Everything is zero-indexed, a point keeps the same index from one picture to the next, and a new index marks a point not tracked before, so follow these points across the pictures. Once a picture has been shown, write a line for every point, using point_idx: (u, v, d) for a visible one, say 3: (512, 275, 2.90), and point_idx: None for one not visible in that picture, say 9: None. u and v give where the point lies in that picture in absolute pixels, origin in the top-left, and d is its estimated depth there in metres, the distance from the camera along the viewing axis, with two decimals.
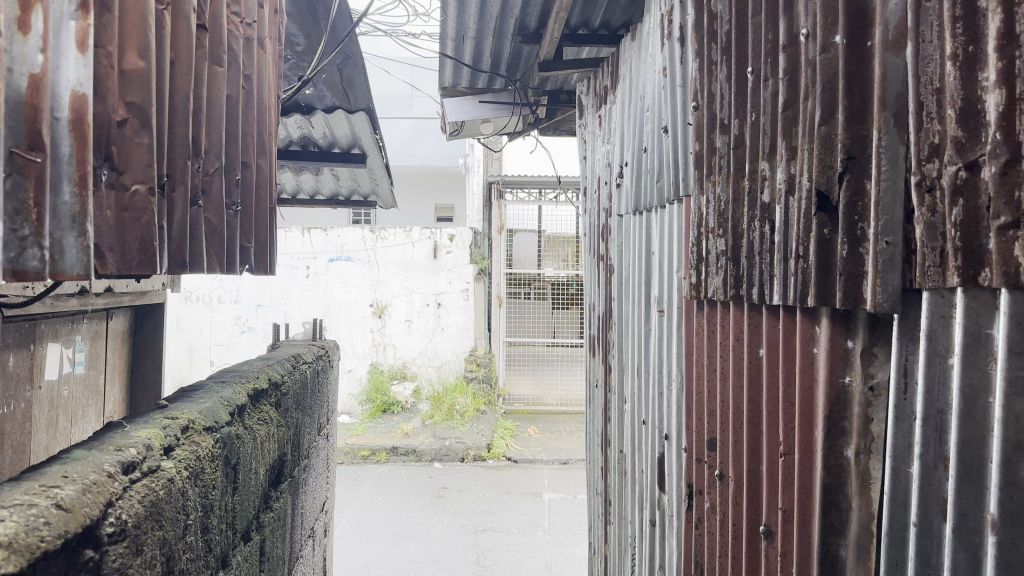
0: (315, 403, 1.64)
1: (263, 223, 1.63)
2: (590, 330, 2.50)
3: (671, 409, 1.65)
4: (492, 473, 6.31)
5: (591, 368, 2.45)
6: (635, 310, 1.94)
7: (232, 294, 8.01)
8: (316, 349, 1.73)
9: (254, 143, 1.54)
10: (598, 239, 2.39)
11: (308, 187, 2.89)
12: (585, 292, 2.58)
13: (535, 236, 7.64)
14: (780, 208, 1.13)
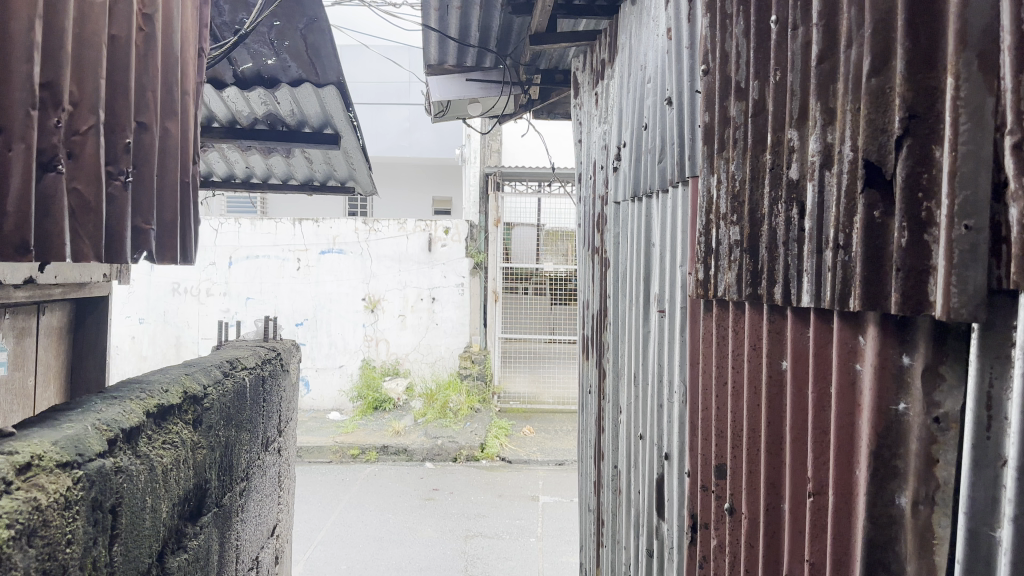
0: (257, 417, 1.41)
1: (172, 203, 1.39)
2: (584, 331, 2.27)
3: (671, 424, 1.43)
4: (485, 474, 6.09)
5: (584, 372, 2.23)
6: (631, 309, 1.72)
7: (220, 286, 7.75)
8: (263, 353, 1.50)
9: (158, 104, 1.32)
10: (593, 229, 2.16)
11: (279, 171, 2.66)
12: (579, 290, 2.35)
13: (534, 229, 7.42)
14: (812, 187, 0.90)
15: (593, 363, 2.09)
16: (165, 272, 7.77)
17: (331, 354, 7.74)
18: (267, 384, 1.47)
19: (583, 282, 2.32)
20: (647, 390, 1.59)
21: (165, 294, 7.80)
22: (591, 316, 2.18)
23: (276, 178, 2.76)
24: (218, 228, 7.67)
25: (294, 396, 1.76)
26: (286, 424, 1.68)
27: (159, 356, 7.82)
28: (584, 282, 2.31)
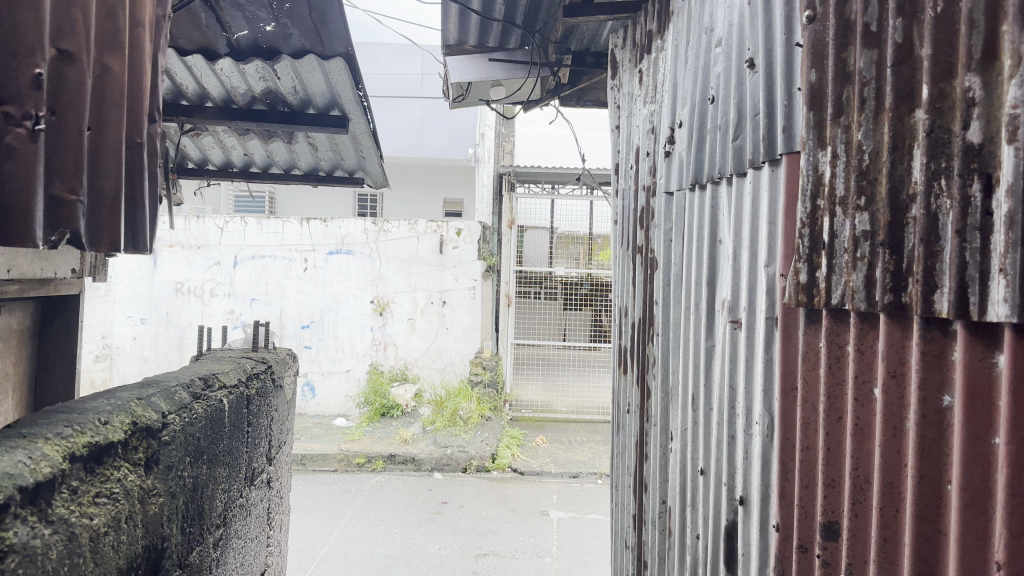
0: (239, 446, 1.15)
1: (109, 167, 1.18)
2: (621, 341, 2.01)
3: (748, 462, 1.16)
4: (496, 486, 5.82)
5: (621, 387, 1.96)
6: (687, 317, 1.45)
7: (225, 286, 7.53)
8: (248, 366, 1.24)
9: (91, 37, 1.12)
10: (633, 227, 1.90)
11: (280, 159, 2.41)
12: (614, 293, 2.09)
13: (547, 232, 7.17)
14: (1013, 155, 0.64)
15: (633, 378, 1.83)
16: (168, 271, 7.55)
17: (338, 358, 7.50)
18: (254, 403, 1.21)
19: (619, 288, 2.06)
20: (711, 418, 1.32)
21: (168, 294, 7.57)
22: (629, 326, 1.92)
23: (276, 168, 2.50)
24: (223, 227, 7.43)
25: (287, 414, 1.50)
26: (277, 447, 1.42)
27: (161, 358, 7.59)
28: (619, 287, 2.06)
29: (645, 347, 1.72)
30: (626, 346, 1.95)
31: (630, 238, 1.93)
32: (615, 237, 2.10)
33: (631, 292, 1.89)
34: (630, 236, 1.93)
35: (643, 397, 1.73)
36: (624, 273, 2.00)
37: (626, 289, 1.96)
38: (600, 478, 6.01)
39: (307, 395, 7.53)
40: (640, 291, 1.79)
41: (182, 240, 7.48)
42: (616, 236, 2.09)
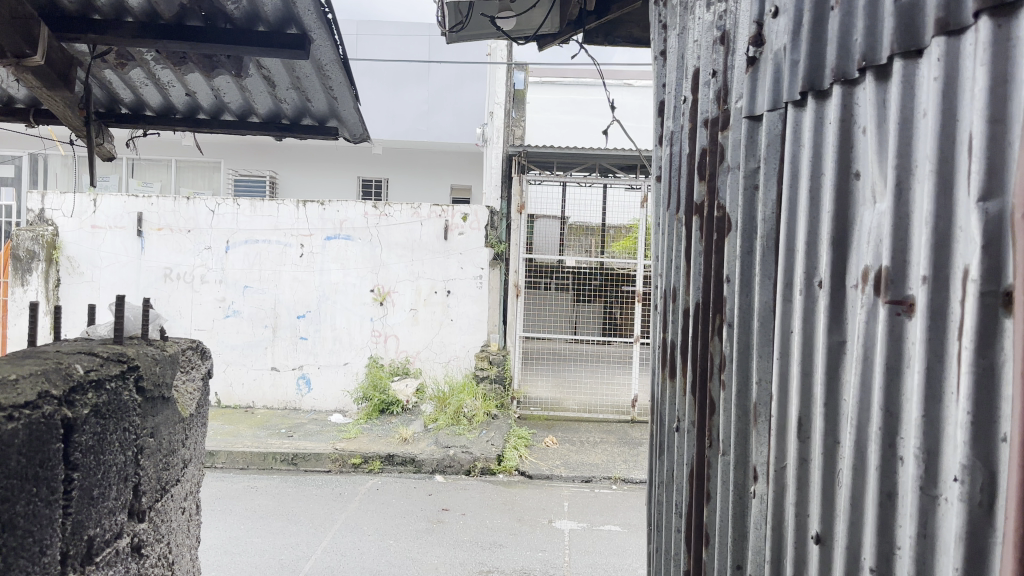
0: (28, 477, 0.95)
1: None
2: (660, 336, 1.55)
3: (934, 540, 0.67)
4: (501, 490, 5.35)
5: (661, 395, 1.50)
6: (787, 296, 0.96)
7: (216, 272, 7.06)
8: (63, 371, 1.06)
9: None
10: (682, 179, 1.42)
11: (233, 100, 1.92)
12: (650, 271, 1.61)
13: (558, 222, 6.73)
14: None
15: (683, 385, 1.36)
16: (156, 255, 7.08)
17: (335, 351, 7.02)
18: (104, 414, 1.17)
19: (659, 265, 1.58)
20: (840, 463, 0.84)
21: (156, 280, 7.10)
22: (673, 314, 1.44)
23: (230, 116, 2.03)
24: (214, 209, 6.99)
25: (168, 427, 1.49)
26: (146, 472, 1.38)
27: None
28: (659, 265, 1.58)
29: (704, 344, 1.25)
30: (666, 341, 1.49)
31: (676, 198, 1.45)
32: (655, 196, 1.61)
33: (677, 270, 1.42)
34: (676, 194, 1.45)
35: (701, 413, 1.26)
36: (668, 245, 1.50)
37: (670, 266, 1.48)
38: (614, 483, 5.54)
39: (303, 388, 7.07)
40: (694, 267, 1.32)
41: (171, 223, 7.04)
42: (657, 194, 1.60)
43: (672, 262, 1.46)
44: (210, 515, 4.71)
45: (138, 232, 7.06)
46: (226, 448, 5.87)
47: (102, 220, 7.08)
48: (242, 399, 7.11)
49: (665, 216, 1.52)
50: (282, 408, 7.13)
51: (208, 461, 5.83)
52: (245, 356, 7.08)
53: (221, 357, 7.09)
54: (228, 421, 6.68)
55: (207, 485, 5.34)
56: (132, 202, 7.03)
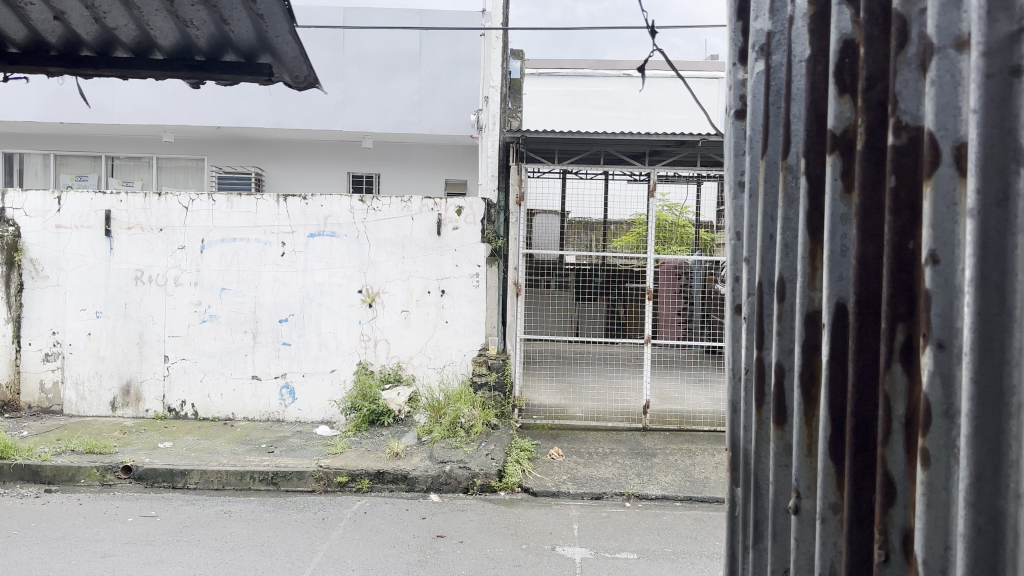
0: None
1: None
2: (742, 363, 1.05)
3: None
4: (502, 511, 4.80)
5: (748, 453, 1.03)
6: None
7: (191, 274, 6.50)
8: None
9: None
10: (788, 101, 0.95)
11: (156, 22, 1.86)
12: (724, 260, 1.09)
13: (558, 217, 6.32)
14: None
15: (807, 444, 0.91)
16: (126, 257, 6.53)
17: (321, 357, 6.46)
18: None
19: (737, 253, 1.07)
20: None
21: (126, 283, 6.55)
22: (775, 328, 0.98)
23: (127, 28, 1.88)
24: (188, 206, 6.45)
25: None
26: None
27: (120, 357, 6.58)
28: (736, 252, 1.08)
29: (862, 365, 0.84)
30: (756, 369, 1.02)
31: (777, 134, 0.97)
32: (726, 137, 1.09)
33: (784, 254, 0.95)
34: (776, 134, 0.97)
35: (869, 487, 0.85)
36: (757, 218, 1.01)
37: (767, 254, 0.99)
38: (627, 500, 5.02)
39: (286, 399, 6.50)
40: (825, 249, 0.88)
41: (141, 221, 6.50)
42: (731, 138, 1.08)
43: (772, 244, 0.98)
44: (174, 547, 4.16)
45: (106, 232, 6.51)
46: (200, 466, 5.36)
47: (67, 219, 6.55)
48: (221, 411, 6.56)
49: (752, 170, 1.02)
50: (264, 419, 6.57)
51: (181, 481, 5.32)
52: (223, 364, 6.52)
53: (198, 366, 6.54)
54: (204, 435, 6.14)
55: (175, 510, 4.81)
56: (99, 200, 6.50)
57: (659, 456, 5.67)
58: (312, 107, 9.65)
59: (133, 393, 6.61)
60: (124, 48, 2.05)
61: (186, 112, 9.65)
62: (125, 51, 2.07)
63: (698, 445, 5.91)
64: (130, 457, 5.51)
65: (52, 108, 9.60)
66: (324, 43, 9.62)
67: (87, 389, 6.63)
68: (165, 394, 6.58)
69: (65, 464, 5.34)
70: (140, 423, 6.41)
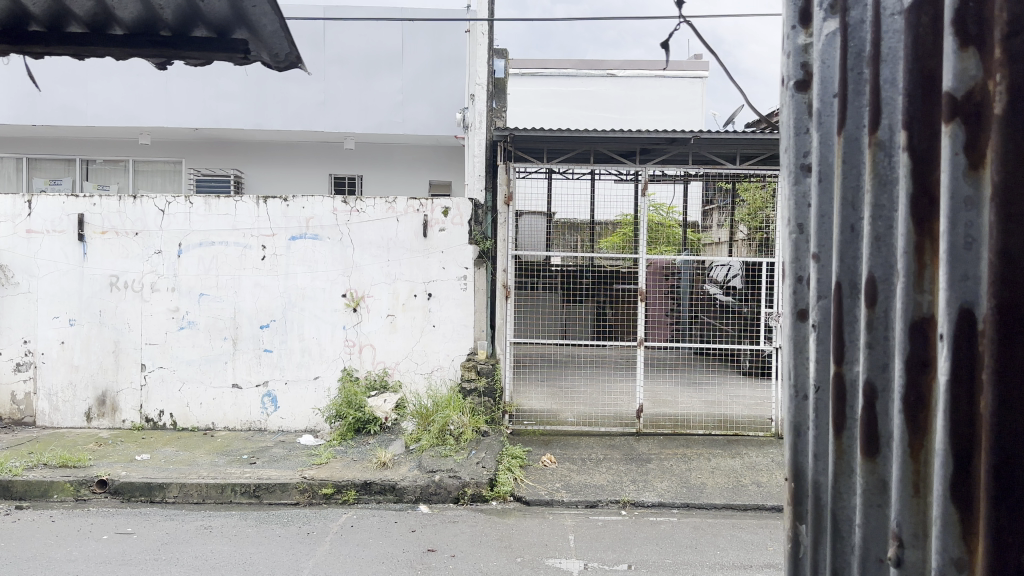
0: None
1: None
2: (813, 377, 1.06)
3: None
4: (495, 522, 4.63)
5: (822, 485, 1.05)
6: None
7: (168, 279, 6.29)
8: None
9: None
10: (873, 64, 0.96)
11: None
12: (792, 270, 1.10)
13: (545, 218, 6.17)
14: None
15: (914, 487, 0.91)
16: (100, 263, 6.30)
17: (304, 364, 6.26)
18: None
19: (800, 251, 1.09)
20: None
21: (100, 289, 6.31)
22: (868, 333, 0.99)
23: None
24: (165, 209, 6.23)
25: None
26: None
27: (95, 367, 6.35)
28: (799, 251, 1.10)
29: (1005, 374, 0.82)
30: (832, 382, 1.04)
31: (859, 107, 0.98)
32: (785, 104, 1.11)
33: (876, 249, 0.96)
34: (859, 110, 0.98)
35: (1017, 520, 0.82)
36: (836, 211, 1.01)
37: (848, 250, 1.00)
38: (623, 508, 4.86)
39: (269, 407, 6.31)
40: (944, 241, 0.85)
41: (116, 225, 6.27)
42: (790, 118, 1.09)
43: (857, 235, 0.99)
44: (151, 567, 3.95)
45: (79, 237, 6.28)
46: (178, 479, 5.15)
47: (37, 224, 6.29)
48: (200, 421, 6.34)
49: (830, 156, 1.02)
50: (245, 429, 6.37)
51: (159, 494, 5.10)
52: (202, 373, 6.29)
53: (177, 375, 6.32)
54: (183, 446, 5.93)
55: (152, 527, 4.59)
56: (72, 203, 6.26)
57: (654, 462, 5.53)
58: (292, 108, 9.46)
59: (108, 403, 6.38)
60: (79, 21, 1.88)
61: (163, 113, 9.39)
62: (78, 27, 1.93)
63: (693, 449, 5.77)
64: (106, 470, 5.29)
65: (24, 109, 9.32)
66: (304, 42, 9.41)
67: (61, 400, 6.39)
68: (142, 404, 6.36)
69: (36, 479, 5.11)
70: (116, 435, 6.19)
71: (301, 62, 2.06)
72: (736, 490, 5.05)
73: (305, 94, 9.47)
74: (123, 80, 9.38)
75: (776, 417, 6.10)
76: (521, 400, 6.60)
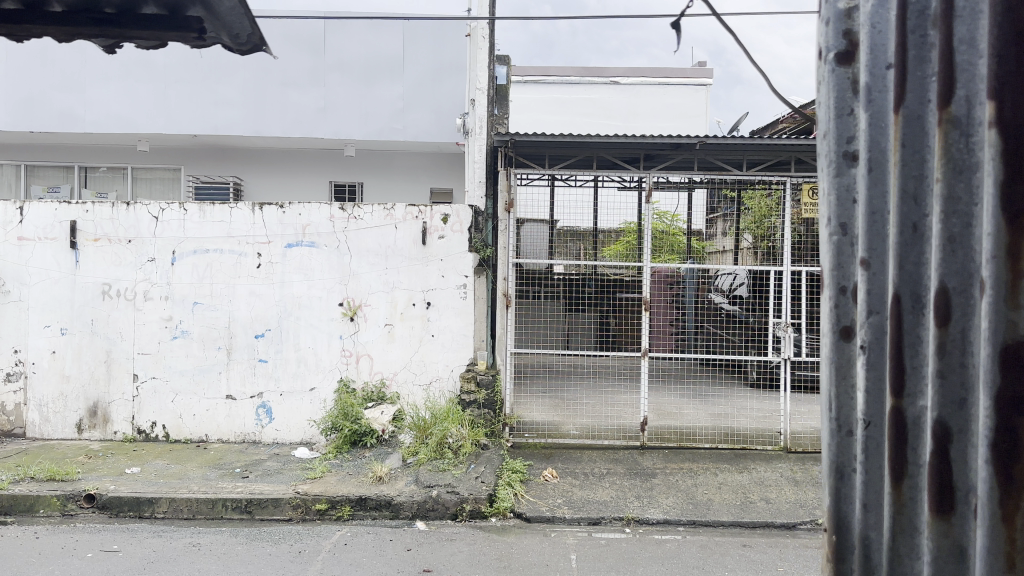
0: None
1: None
2: (863, 414, 1.07)
3: None
4: (494, 540, 4.46)
5: (873, 539, 1.05)
6: None
7: (162, 287, 6.14)
8: None
9: None
10: (940, 47, 0.94)
11: None
12: (841, 289, 1.09)
13: (546, 227, 6.04)
14: None
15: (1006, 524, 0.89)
16: (93, 270, 6.16)
17: (300, 374, 6.11)
18: None
19: (844, 255, 1.09)
20: None
21: (92, 298, 6.17)
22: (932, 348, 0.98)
23: None
24: (159, 215, 6.09)
25: None
26: None
27: (86, 377, 6.20)
28: (841, 254, 1.09)
29: None
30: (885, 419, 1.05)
31: (925, 98, 0.97)
32: (823, 78, 1.10)
33: (950, 254, 0.93)
34: (924, 86, 0.97)
35: None
36: (894, 207, 1.00)
37: (908, 256, 0.99)
38: (627, 526, 4.69)
39: (263, 419, 6.15)
40: None
41: (109, 232, 6.13)
42: (833, 99, 1.08)
43: (920, 236, 0.98)
44: None
45: (71, 244, 6.13)
46: (168, 494, 4.98)
47: (29, 231, 6.16)
48: (193, 432, 6.19)
49: (884, 143, 1.03)
50: (239, 441, 6.20)
51: (148, 510, 4.94)
52: (196, 383, 6.15)
53: (170, 386, 6.16)
54: (175, 459, 5.76)
55: (139, 544, 4.43)
56: (64, 209, 6.13)
57: (659, 477, 5.35)
58: (292, 114, 9.34)
59: (100, 414, 6.22)
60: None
61: (162, 120, 9.27)
62: (13, 3, 2.01)
63: (700, 463, 5.60)
64: (94, 484, 5.13)
65: (21, 115, 9.19)
66: (303, 48, 9.25)
67: (51, 411, 6.23)
68: (134, 416, 6.20)
69: (22, 493, 4.95)
70: (108, 447, 6.03)
71: (254, 42, 2.17)
72: (744, 506, 4.88)
73: (305, 100, 9.34)
74: (120, 86, 9.23)
75: (784, 431, 5.93)
76: (523, 412, 6.43)
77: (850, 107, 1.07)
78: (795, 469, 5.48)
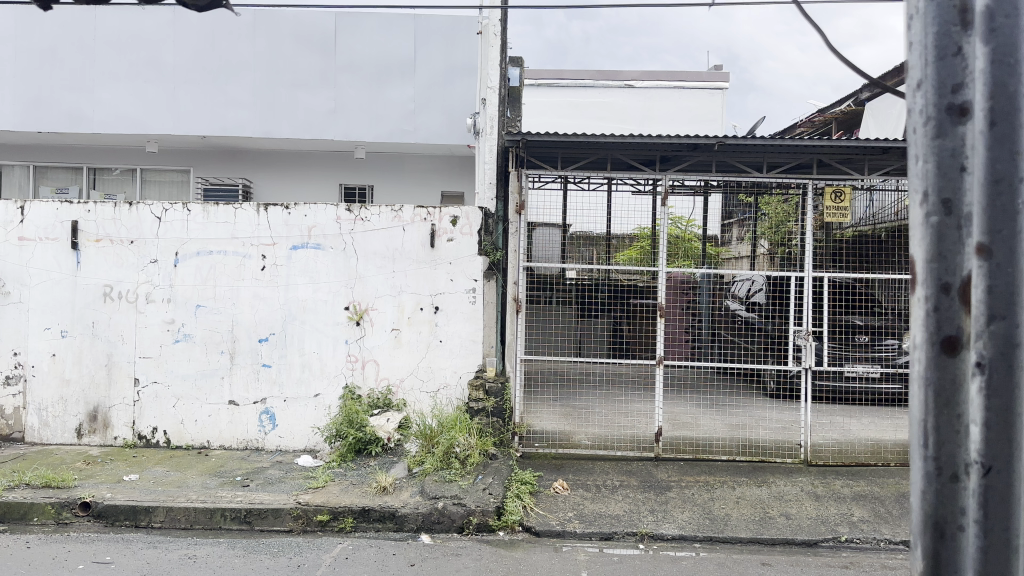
0: None
1: None
2: (975, 361, 1.18)
3: None
4: (501, 555, 4.26)
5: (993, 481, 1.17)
6: None
7: (164, 290, 6.00)
8: None
9: None
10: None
11: None
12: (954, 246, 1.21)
13: (558, 231, 5.91)
14: None
15: None
16: (94, 271, 6.02)
17: (304, 380, 5.93)
18: None
19: (947, 224, 1.21)
20: None
21: (94, 300, 6.03)
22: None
23: None
24: (162, 216, 5.95)
25: None
26: None
27: (86, 381, 6.05)
28: (945, 227, 1.21)
29: None
30: (998, 370, 1.17)
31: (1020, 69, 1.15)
32: (917, 18, 1.25)
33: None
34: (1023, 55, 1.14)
35: None
36: (997, 156, 1.15)
37: (1014, 201, 1.14)
38: (640, 541, 4.49)
39: (266, 426, 5.97)
40: None
41: (111, 233, 5.99)
42: (935, 42, 1.21)
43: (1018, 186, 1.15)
44: None
45: (72, 245, 6.00)
46: (166, 503, 4.82)
47: (31, 231, 6.03)
48: (195, 439, 6.02)
49: (1003, 93, 1.15)
50: (242, 448, 6.03)
51: (145, 519, 4.78)
52: (198, 389, 5.99)
53: (171, 391, 6.01)
54: (175, 466, 5.60)
55: (133, 555, 4.25)
56: (66, 209, 6.00)
57: (674, 491, 5.14)
58: (302, 115, 9.19)
59: (100, 419, 6.07)
60: None
61: (170, 121, 9.15)
62: None
63: (716, 477, 5.38)
64: (91, 491, 4.97)
65: (30, 116, 9.10)
66: (314, 48, 9.11)
67: (51, 415, 6.08)
68: (135, 421, 6.04)
69: (16, 500, 4.80)
70: (107, 453, 5.87)
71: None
72: (764, 522, 4.66)
73: (315, 101, 9.19)
74: (129, 87, 9.11)
75: (804, 443, 5.70)
76: (532, 420, 6.23)
77: (957, 45, 1.20)
78: (816, 483, 5.26)
